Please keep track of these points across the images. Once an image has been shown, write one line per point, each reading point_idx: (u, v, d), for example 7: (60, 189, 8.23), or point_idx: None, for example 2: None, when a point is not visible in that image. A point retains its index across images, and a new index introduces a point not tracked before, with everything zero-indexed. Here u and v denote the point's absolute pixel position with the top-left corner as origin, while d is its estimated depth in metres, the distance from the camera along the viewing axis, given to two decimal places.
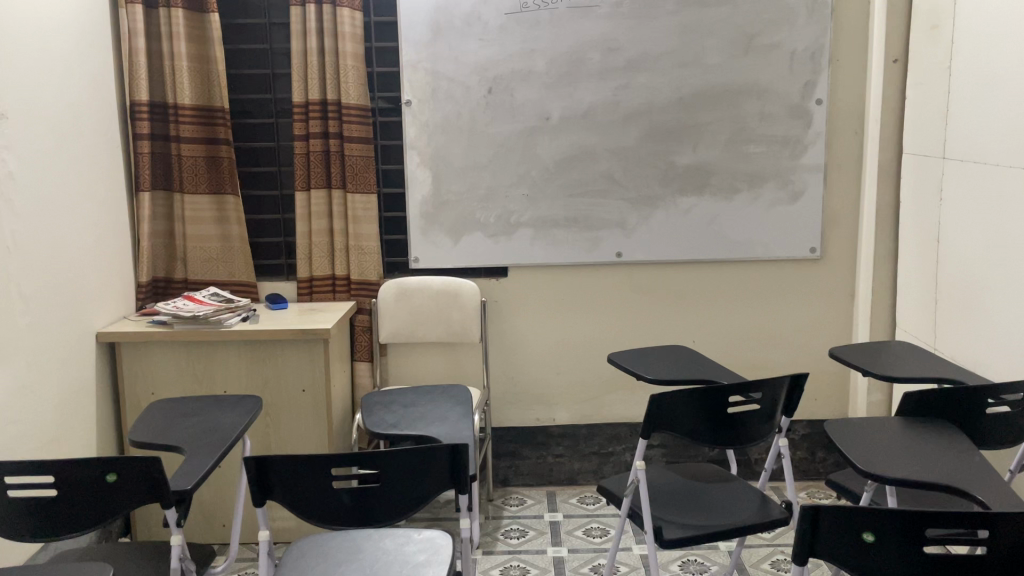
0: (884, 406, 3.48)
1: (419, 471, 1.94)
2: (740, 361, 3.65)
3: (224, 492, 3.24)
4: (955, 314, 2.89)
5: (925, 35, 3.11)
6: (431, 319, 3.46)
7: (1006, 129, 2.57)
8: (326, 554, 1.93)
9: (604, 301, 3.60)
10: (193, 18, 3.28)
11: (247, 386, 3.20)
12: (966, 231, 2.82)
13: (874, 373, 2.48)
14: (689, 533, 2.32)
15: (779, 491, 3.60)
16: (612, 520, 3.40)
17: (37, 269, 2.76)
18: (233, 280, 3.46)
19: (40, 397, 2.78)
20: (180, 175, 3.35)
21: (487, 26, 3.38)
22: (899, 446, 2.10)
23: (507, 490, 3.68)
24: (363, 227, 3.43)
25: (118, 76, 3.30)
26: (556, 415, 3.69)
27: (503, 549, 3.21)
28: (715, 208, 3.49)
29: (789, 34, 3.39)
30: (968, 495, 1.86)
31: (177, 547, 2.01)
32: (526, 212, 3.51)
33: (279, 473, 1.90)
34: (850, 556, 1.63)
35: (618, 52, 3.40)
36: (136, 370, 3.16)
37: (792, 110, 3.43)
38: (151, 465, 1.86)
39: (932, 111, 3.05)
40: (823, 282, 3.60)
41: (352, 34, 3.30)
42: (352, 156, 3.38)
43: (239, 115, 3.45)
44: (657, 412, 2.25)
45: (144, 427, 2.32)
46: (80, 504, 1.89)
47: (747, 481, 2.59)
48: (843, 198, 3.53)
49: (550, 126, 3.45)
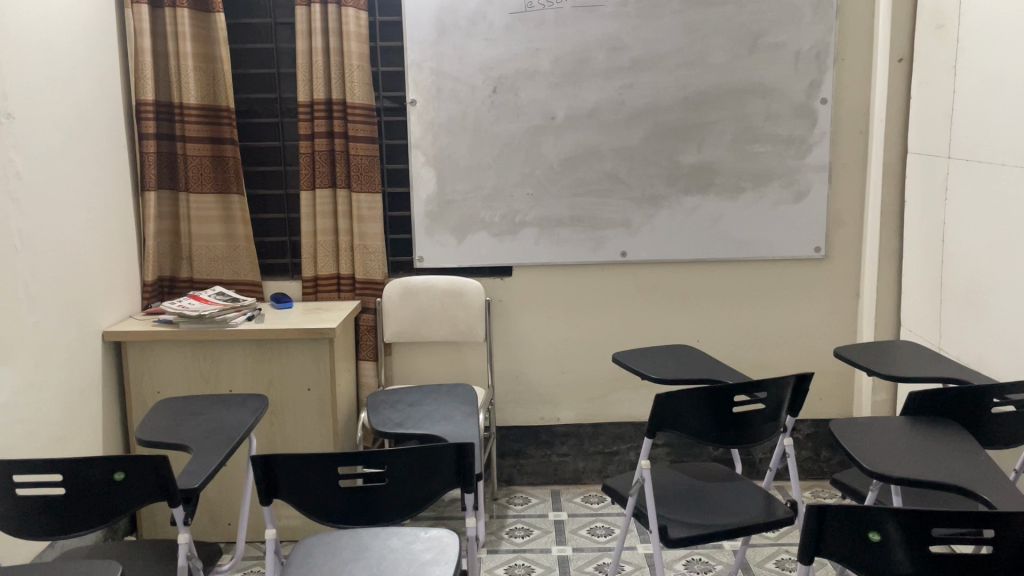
0: (889, 406, 3.48)
1: (427, 471, 1.95)
2: (745, 361, 3.65)
3: (230, 491, 3.25)
4: (960, 314, 2.89)
5: (930, 35, 3.11)
6: (436, 317, 3.47)
7: (1012, 129, 2.57)
8: (333, 553, 1.94)
9: (608, 300, 3.61)
10: (199, 18, 3.29)
11: (253, 386, 3.20)
12: (971, 231, 2.82)
13: (879, 373, 2.48)
14: (694, 533, 2.32)
15: (784, 491, 3.60)
16: (616, 519, 3.41)
17: (44, 269, 2.77)
18: (238, 280, 3.46)
19: (47, 396, 2.78)
20: (185, 175, 3.36)
21: (493, 25, 3.39)
22: (906, 447, 2.10)
23: (512, 489, 3.68)
24: (368, 226, 3.44)
25: (123, 76, 3.31)
26: (560, 414, 3.69)
27: (508, 548, 3.21)
28: (719, 207, 3.50)
29: (793, 34, 3.39)
30: (975, 495, 1.85)
31: (184, 545, 2.02)
32: (531, 212, 3.51)
33: (286, 472, 1.90)
34: (856, 556, 1.63)
35: (623, 51, 3.40)
36: (141, 369, 3.17)
37: (796, 110, 3.43)
38: (158, 464, 1.86)
39: (937, 111, 3.05)
40: (828, 281, 3.60)
41: (357, 34, 3.30)
42: (357, 156, 3.38)
43: (245, 115, 3.46)
44: (663, 412, 2.25)
45: (151, 426, 2.33)
46: (88, 502, 1.90)
47: (751, 481, 2.59)
48: (848, 198, 3.52)
49: (555, 125, 3.45)
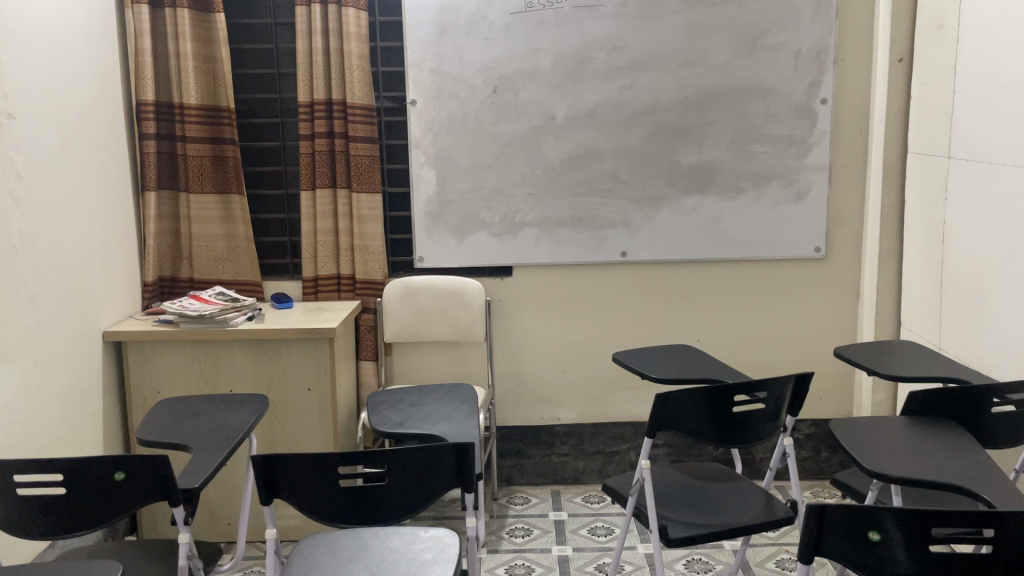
0: (889, 405, 3.48)
1: (427, 470, 1.95)
2: (745, 361, 3.65)
3: (231, 491, 3.25)
4: (960, 314, 2.89)
5: (930, 35, 3.11)
6: (437, 317, 3.47)
7: (1012, 129, 2.57)
8: (333, 553, 1.94)
9: (608, 300, 3.61)
10: (199, 18, 3.29)
11: (253, 385, 3.20)
12: (971, 231, 2.82)
13: (879, 373, 2.48)
14: (693, 532, 2.32)
15: (784, 491, 3.60)
16: (616, 519, 3.41)
17: (45, 269, 2.77)
18: (238, 280, 3.46)
19: (47, 396, 2.78)
20: (186, 175, 3.36)
21: (493, 25, 3.39)
22: (906, 446, 2.10)
23: (512, 489, 3.69)
24: (368, 226, 3.44)
25: (124, 76, 3.31)
26: (560, 414, 3.69)
27: (508, 548, 3.22)
28: (719, 207, 3.50)
29: (793, 34, 3.39)
30: (974, 495, 1.86)
31: (184, 545, 2.02)
32: (531, 212, 3.51)
33: (286, 472, 1.90)
34: (856, 556, 1.63)
35: (623, 51, 3.40)
36: (141, 369, 3.17)
37: (797, 110, 3.44)
38: (159, 465, 1.86)
39: (937, 111, 3.05)
40: (828, 281, 3.60)
41: (358, 34, 3.31)
42: (357, 156, 3.38)
43: (245, 115, 3.46)
44: (663, 412, 2.26)
45: (152, 426, 2.33)
46: (89, 502, 1.90)
47: (752, 481, 2.59)
48: (848, 198, 3.53)
49: (555, 126, 3.45)
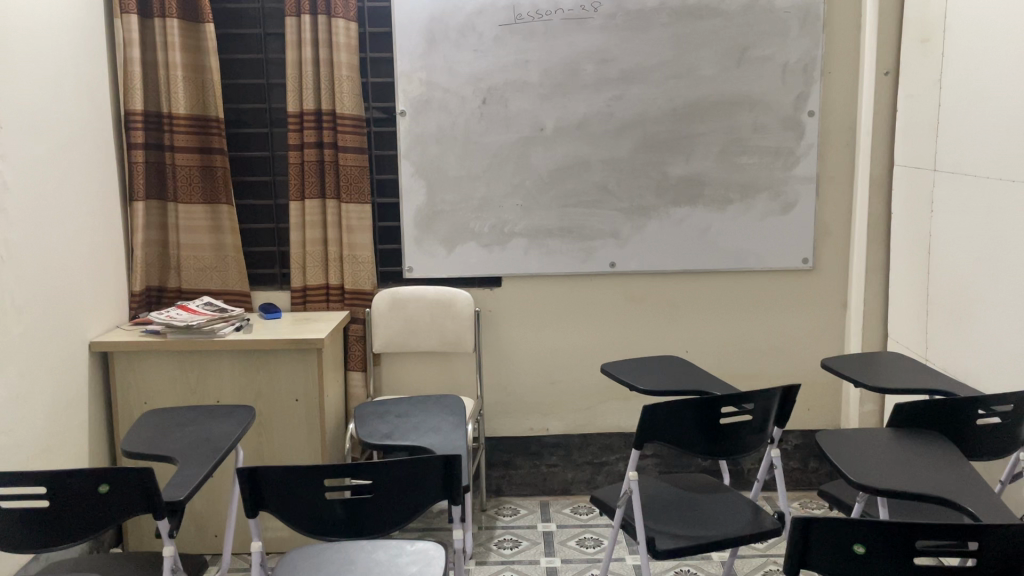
0: (877, 416, 3.49)
1: (412, 483, 1.94)
2: (733, 371, 3.66)
3: (218, 501, 3.23)
4: (946, 325, 2.90)
5: (916, 47, 3.13)
6: (424, 327, 3.47)
7: (998, 143, 2.58)
8: (319, 566, 1.94)
9: (596, 310, 3.61)
10: (189, 28, 3.29)
11: (240, 396, 3.19)
12: (957, 243, 2.83)
13: (864, 383, 2.49)
14: (682, 544, 2.32)
15: (771, 501, 3.61)
16: (605, 530, 3.41)
17: (31, 279, 2.76)
18: (226, 289, 3.46)
19: (33, 407, 2.77)
20: (174, 185, 3.36)
21: (482, 36, 3.40)
22: (891, 459, 2.10)
23: (501, 500, 3.68)
24: (358, 236, 3.44)
25: (112, 86, 3.29)
26: (549, 425, 3.69)
27: (496, 559, 3.21)
28: (708, 217, 3.51)
29: (781, 46, 3.41)
30: (960, 507, 1.86)
31: (170, 558, 2.00)
32: (520, 222, 3.52)
33: (274, 484, 1.90)
34: (843, 568, 1.63)
35: (612, 63, 3.41)
36: (129, 378, 3.16)
37: (784, 121, 3.45)
38: (144, 475, 1.85)
39: (922, 123, 3.07)
40: (817, 292, 3.61)
41: (347, 44, 3.31)
42: (346, 166, 3.38)
43: (234, 124, 3.46)
44: (650, 424, 2.25)
45: (138, 436, 2.33)
46: (72, 515, 1.89)
47: (738, 492, 2.59)
48: (836, 209, 3.54)
49: (544, 136, 3.46)
